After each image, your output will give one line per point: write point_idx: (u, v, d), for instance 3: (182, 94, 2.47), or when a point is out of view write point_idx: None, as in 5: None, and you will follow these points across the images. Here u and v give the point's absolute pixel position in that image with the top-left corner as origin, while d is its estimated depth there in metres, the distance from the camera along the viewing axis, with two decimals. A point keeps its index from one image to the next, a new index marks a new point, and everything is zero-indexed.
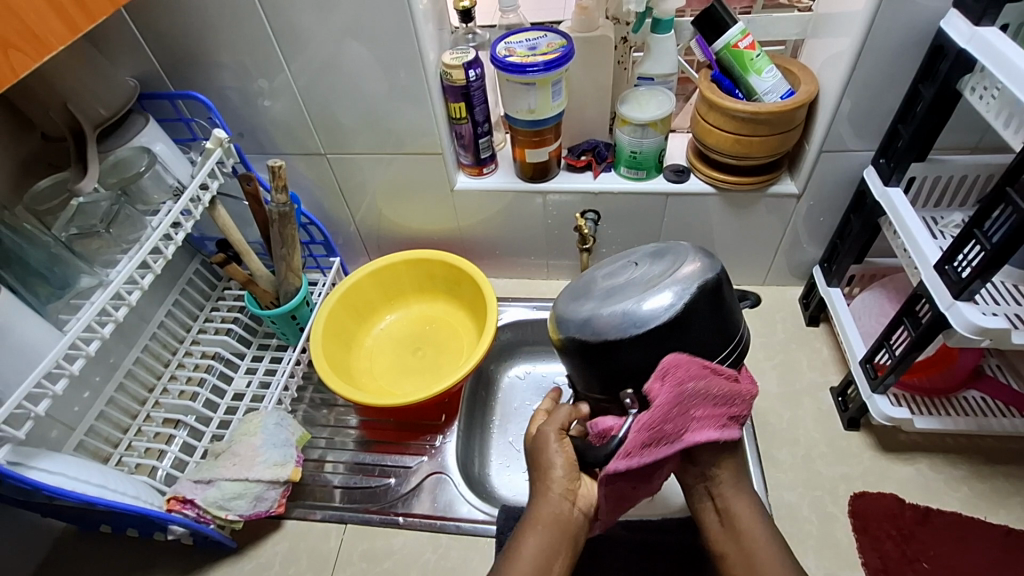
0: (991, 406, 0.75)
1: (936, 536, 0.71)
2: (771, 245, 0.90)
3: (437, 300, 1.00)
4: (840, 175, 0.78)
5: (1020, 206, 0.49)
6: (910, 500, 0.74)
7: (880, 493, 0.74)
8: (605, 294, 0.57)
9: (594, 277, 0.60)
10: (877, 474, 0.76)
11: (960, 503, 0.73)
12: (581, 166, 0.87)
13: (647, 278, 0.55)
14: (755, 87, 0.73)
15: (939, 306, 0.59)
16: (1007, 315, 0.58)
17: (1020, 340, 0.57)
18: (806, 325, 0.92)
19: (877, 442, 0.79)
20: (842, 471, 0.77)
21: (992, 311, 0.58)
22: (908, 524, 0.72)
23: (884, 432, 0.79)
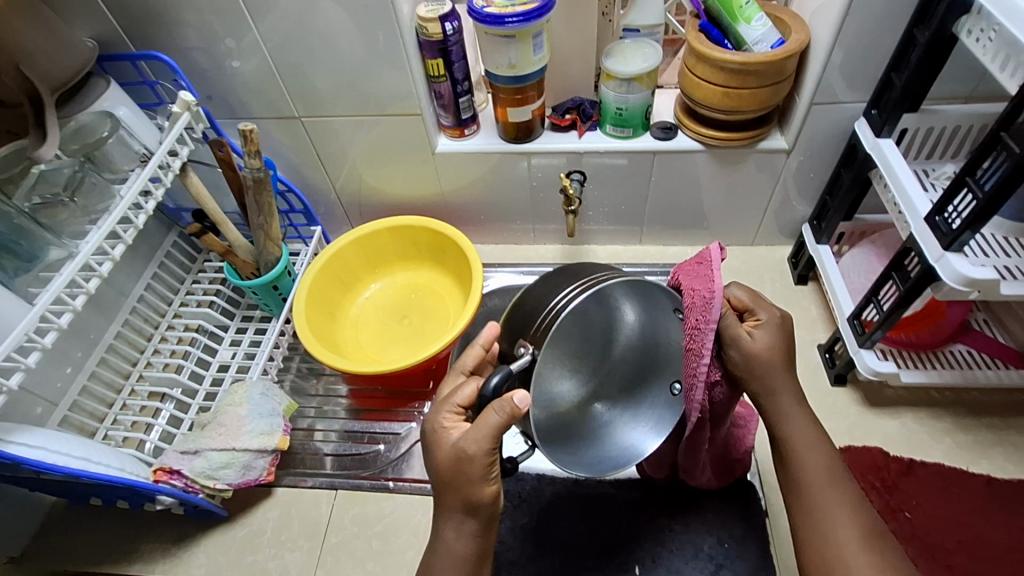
0: (977, 359, 0.74)
1: (919, 487, 0.72)
2: (761, 203, 0.88)
3: (422, 267, 0.98)
4: (831, 128, 0.76)
5: (1015, 151, 0.48)
6: (895, 453, 0.74)
7: (865, 446, 0.75)
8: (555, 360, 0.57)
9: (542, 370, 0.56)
10: (863, 429, 0.76)
11: (943, 455, 0.74)
12: (566, 126, 0.84)
13: (571, 288, 0.52)
14: (744, 38, 0.70)
15: (929, 258, 0.58)
16: (996, 267, 0.57)
17: (1008, 291, 0.56)
18: (795, 284, 0.91)
19: (863, 397, 0.79)
20: (829, 426, 0.77)
21: (982, 263, 0.57)
22: (892, 475, 0.73)
23: (871, 388, 0.79)
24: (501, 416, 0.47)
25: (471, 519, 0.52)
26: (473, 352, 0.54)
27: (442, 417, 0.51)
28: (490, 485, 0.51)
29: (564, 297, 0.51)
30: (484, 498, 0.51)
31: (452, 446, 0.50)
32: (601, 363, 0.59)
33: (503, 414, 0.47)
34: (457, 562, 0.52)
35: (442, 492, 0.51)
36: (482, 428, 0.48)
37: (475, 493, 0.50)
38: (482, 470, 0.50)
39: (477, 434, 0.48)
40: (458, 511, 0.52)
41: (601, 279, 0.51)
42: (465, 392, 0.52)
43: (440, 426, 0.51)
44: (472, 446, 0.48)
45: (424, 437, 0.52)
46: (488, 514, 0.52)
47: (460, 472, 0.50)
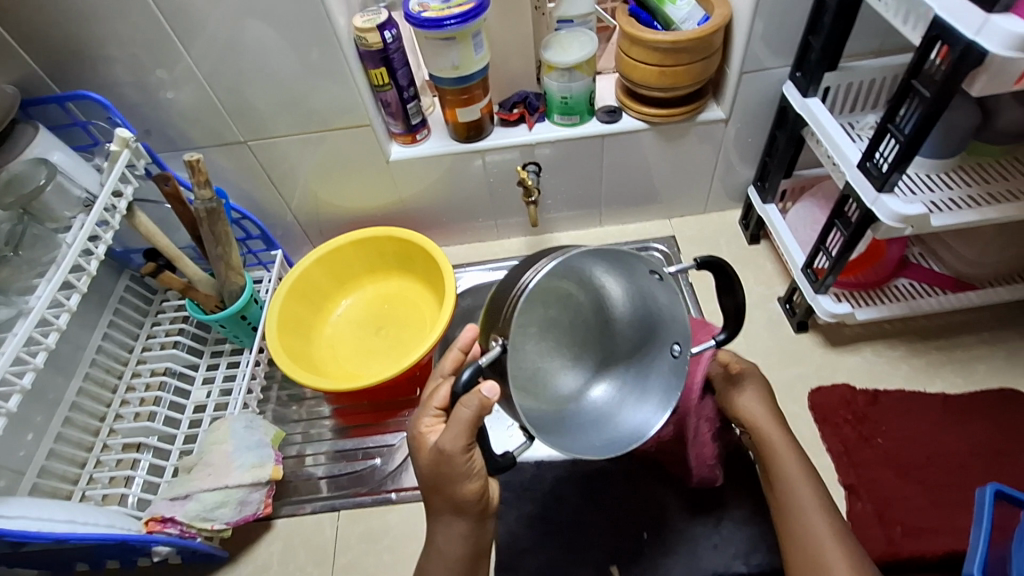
0: (919, 290, 0.81)
1: (886, 414, 0.77)
2: (707, 172, 0.93)
3: (391, 277, 0.98)
4: (762, 94, 0.81)
5: (926, 95, 0.53)
6: (860, 386, 0.80)
7: (833, 385, 0.80)
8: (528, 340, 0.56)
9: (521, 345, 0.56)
10: (829, 368, 0.82)
11: (902, 380, 0.80)
12: (515, 120, 0.85)
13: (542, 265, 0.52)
14: (672, 17, 0.75)
15: (865, 202, 0.63)
16: (924, 203, 0.63)
17: (938, 223, 0.61)
18: (749, 244, 0.97)
19: (825, 339, 0.84)
20: (798, 371, 0.82)
21: (912, 201, 0.63)
22: (860, 407, 0.78)
23: (831, 329, 0.85)
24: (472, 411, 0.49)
25: (461, 516, 0.55)
26: (451, 356, 0.56)
27: (422, 421, 0.54)
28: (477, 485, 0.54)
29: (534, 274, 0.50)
30: (469, 495, 0.53)
31: (430, 447, 0.52)
32: (592, 340, 0.58)
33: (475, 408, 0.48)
34: (447, 560, 0.56)
35: (428, 492, 0.54)
36: (454, 428, 0.49)
37: (457, 491, 0.53)
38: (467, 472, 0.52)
39: (450, 433, 0.50)
40: (447, 509, 0.55)
41: (568, 249, 0.51)
42: (442, 394, 0.54)
43: (419, 429, 0.54)
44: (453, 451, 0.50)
45: (409, 441, 0.55)
46: (473, 513, 0.55)
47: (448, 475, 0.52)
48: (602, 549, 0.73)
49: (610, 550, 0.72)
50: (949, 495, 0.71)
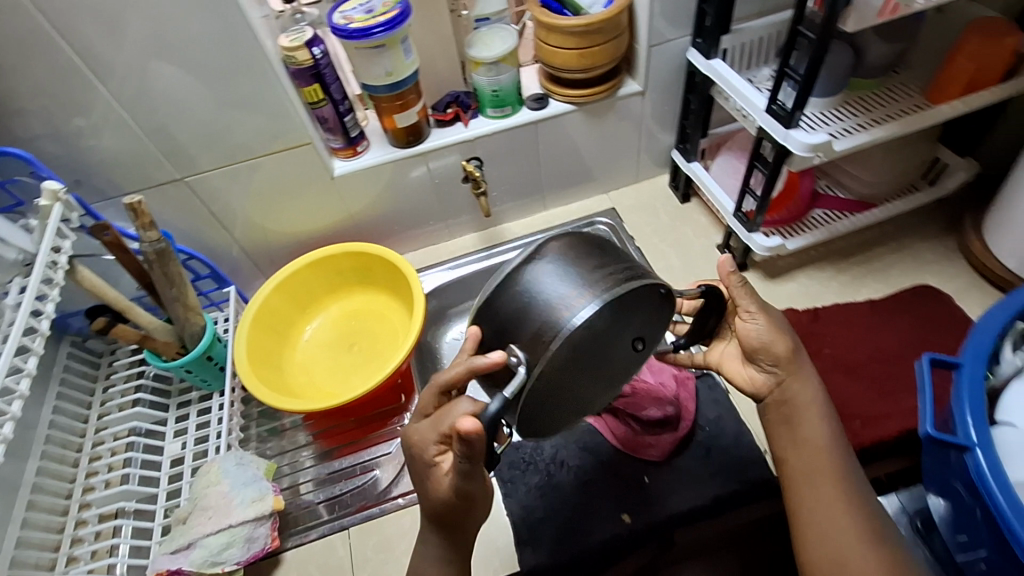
0: (833, 216, 0.91)
1: (828, 327, 0.86)
2: (634, 143, 1.00)
3: (353, 293, 0.98)
4: (671, 64, 0.89)
5: (812, 37, 0.61)
6: (801, 307, 0.89)
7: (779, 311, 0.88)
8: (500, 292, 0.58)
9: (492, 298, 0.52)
10: (772, 298, 0.91)
11: (836, 296, 0.90)
12: (450, 119, 0.89)
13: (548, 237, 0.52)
14: (580, 3, 0.80)
15: (778, 140, 0.71)
16: (827, 132, 0.72)
17: (842, 147, 0.71)
18: (682, 203, 1.04)
19: (764, 273, 0.93)
20: None
21: (816, 131, 0.72)
22: (806, 326, 0.87)
23: (767, 264, 0.94)
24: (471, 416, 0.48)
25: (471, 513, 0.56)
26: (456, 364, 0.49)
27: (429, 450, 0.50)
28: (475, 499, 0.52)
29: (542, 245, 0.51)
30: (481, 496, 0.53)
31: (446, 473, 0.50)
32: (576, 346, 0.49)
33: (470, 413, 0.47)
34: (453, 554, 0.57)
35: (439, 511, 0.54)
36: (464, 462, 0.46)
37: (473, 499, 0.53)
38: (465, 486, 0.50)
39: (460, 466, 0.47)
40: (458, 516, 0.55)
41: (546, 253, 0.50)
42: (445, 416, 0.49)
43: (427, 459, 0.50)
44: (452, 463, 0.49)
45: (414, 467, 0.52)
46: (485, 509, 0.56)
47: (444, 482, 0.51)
48: (609, 502, 0.77)
49: (618, 501, 0.76)
50: (894, 386, 0.80)
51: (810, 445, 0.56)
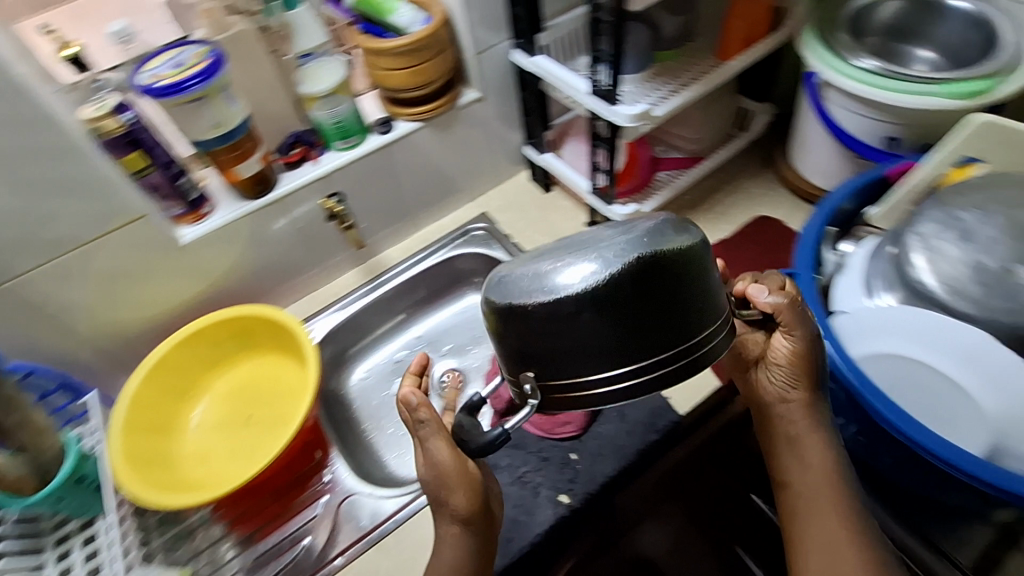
0: (672, 176, 1.01)
1: None
2: (488, 148, 1.03)
3: (238, 363, 0.91)
4: (501, 68, 0.93)
5: (611, 20, 0.67)
6: None
7: None
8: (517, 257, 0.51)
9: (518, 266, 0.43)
10: None
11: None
12: (297, 160, 0.86)
13: (619, 225, 0.43)
14: (399, 24, 0.82)
15: (606, 116, 0.77)
16: (649, 103, 0.79)
17: (662, 113, 0.78)
18: (546, 191, 1.08)
19: None
20: None
21: (639, 103, 0.79)
22: None
23: None
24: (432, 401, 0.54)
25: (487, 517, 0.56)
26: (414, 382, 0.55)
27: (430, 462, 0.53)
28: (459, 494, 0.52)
29: (610, 236, 0.42)
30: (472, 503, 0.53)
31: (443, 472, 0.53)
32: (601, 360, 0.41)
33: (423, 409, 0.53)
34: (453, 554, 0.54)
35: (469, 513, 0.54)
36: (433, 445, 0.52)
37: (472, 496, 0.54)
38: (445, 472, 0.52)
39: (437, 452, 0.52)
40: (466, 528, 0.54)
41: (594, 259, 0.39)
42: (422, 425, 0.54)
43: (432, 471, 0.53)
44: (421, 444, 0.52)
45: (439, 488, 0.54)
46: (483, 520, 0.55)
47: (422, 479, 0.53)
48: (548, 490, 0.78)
49: (555, 485, 0.78)
50: None
51: (813, 467, 0.57)
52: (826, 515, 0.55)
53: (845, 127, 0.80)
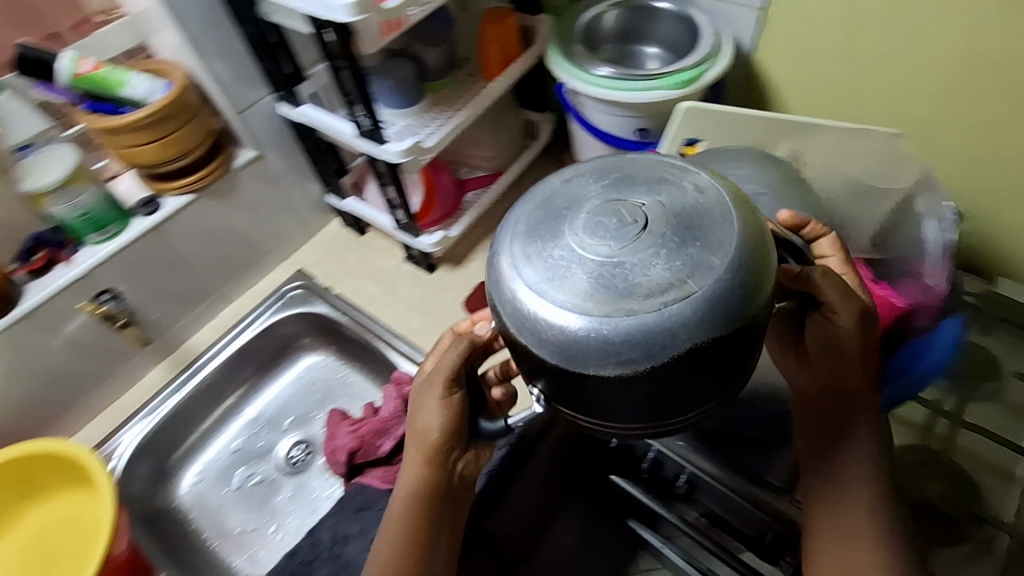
0: (479, 194, 1.03)
1: None
2: (284, 204, 0.97)
3: (20, 515, 0.76)
4: (271, 122, 0.89)
5: (346, 65, 0.67)
6: None
7: (474, 288, 0.93)
8: (540, 202, 0.39)
9: (547, 288, 0.35)
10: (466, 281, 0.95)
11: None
12: (44, 265, 0.76)
13: (681, 271, 0.33)
14: (135, 97, 0.75)
15: (378, 156, 0.76)
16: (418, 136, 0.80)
17: (433, 143, 0.79)
18: (361, 236, 1.03)
19: (451, 263, 0.97)
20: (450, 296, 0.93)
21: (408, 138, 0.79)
22: None
23: (450, 254, 0.99)
24: (482, 351, 0.53)
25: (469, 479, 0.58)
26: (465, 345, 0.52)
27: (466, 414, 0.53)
28: (448, 426, 0.52)
29: (670, 303, 0.33)
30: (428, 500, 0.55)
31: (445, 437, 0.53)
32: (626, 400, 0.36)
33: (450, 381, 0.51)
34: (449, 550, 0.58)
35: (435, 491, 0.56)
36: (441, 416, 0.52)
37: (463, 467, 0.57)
38: (437, 418, 0.52)
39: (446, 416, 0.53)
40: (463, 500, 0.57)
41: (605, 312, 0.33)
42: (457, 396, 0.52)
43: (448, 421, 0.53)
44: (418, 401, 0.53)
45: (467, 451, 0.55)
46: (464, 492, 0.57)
47: (415, 412, 0.53)
48: None
49: None
50: None
51: (850, 460, 0.51)
52: (854, 515, 0.50)
53: (603, 129, 0.87)
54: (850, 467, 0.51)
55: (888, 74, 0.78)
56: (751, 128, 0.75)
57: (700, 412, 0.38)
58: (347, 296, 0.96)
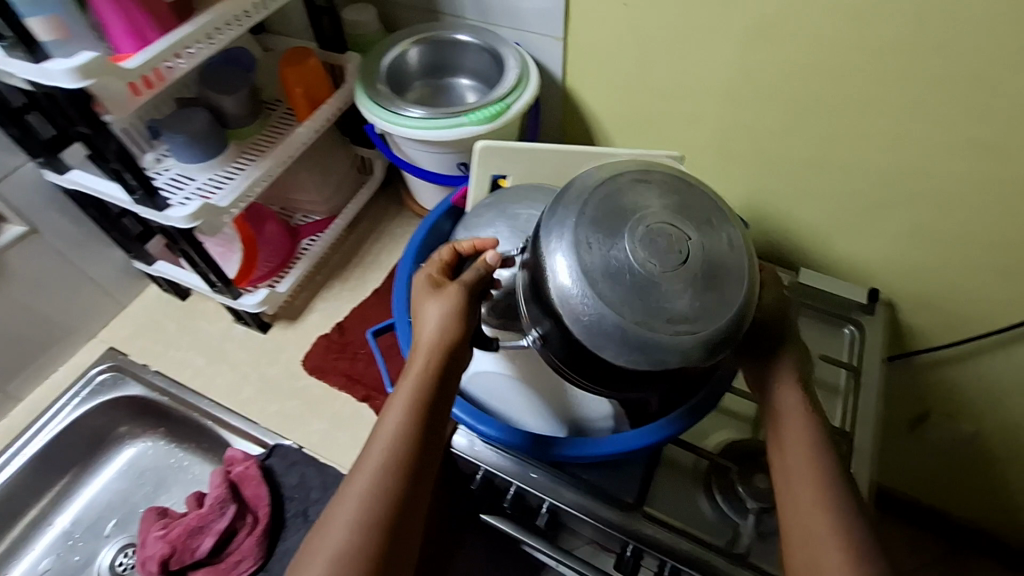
0: (315, 240, 0.96)
1: (356, 331, 0.88)
2: (78, 279, 0.86)
3: None
4: (38, 193, 0.77)
5: (88, 129, 0.59)
6: (328, 329, 0.89)
7: (312, 344, 0.87)
8: (605, 198, 0.52)
9: (598, 278, 0.49)
10: (304, 338, 0.88)
11: (351, 303, 0.92)
12: None
13: (697, 314, 0.49)
14: None
15: (158, 220, 0.68)
16: (206, 197, 0.73)
17: (225, 201, 0.72)
18: (184, 300, 0.92)
19: (287, 319, 0.91)
20: (287, 357, 0.86)
21: (192, 200, 0.72)
22: (339, 341, 0.87)
23: (286, 310, 0.92)
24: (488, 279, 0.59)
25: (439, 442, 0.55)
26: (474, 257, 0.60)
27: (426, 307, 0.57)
28: (442, 330, 0.55)
29: (681, 332, 0.49)
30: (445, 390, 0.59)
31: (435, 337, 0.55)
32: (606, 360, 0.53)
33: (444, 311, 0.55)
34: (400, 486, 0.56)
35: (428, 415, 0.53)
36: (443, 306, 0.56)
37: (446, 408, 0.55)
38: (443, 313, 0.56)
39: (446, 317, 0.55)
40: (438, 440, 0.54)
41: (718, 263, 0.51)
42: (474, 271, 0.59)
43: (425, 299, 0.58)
44: (421, 298, 0.58)
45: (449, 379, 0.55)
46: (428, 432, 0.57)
47: (418, 327, 0.57)
48: None
49: None
50: None
51: (797, 452, 0.59)
52: (804, 497, 0.57)
53: (427, 167, 0.86)
54: (806, 461, 0.58)
55: (682, 97, 0.82)
56: (548, 162, 0.72)
57: (633, 387, 0.58)
58: (168, 372, 0.86)
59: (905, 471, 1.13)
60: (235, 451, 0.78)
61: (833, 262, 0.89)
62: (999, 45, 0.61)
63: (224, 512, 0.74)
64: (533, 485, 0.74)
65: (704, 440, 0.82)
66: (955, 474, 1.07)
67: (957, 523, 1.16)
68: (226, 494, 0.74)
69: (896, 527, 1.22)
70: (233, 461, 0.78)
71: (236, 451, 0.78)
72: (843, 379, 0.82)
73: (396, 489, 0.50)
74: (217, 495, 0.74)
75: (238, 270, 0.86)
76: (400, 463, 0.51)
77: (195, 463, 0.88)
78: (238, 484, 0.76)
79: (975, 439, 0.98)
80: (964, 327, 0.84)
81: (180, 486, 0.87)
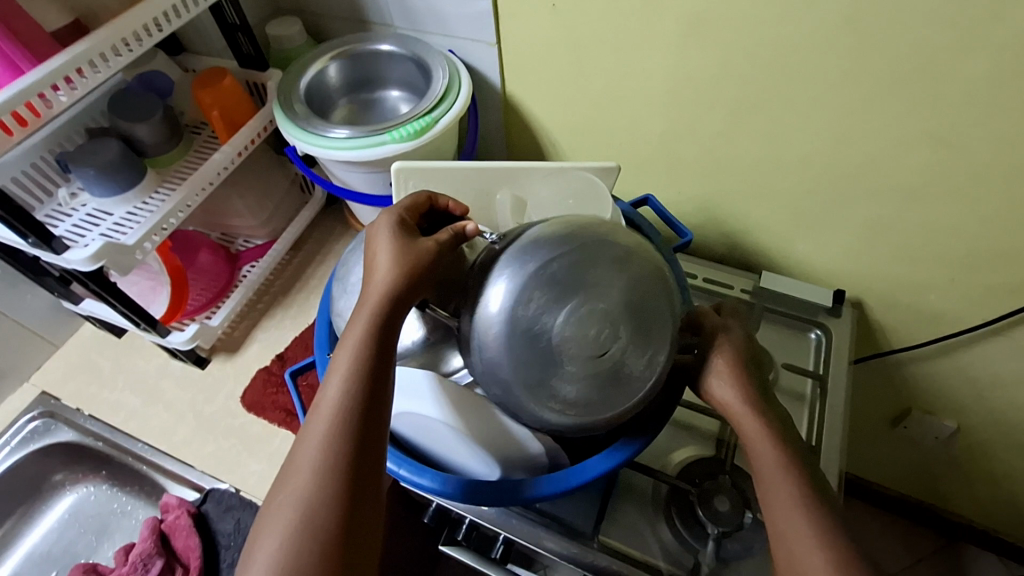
0: (254, 266, 0.91)
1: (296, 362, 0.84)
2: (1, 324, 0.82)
3: None
4: None
5: None
6: (268, 360, 0.85)
7: (251, 378, 0.83)
8: (573, 263, 0.47)
9: (515, 332, 0.46)
10: (242, 371, 0.84)
11: (292, 331, 0.88)
12: None
13: (579, 405, 0.48)
14: None
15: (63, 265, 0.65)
16: (108, 235, 0.70)
17: (133, 240, 0.68)
18: (120, 337, 0.88)
19: (225, 352, 0.87)
20: (223, 394, 0.82)
21: (94, 241, 0.68)
22: (279, 374, 0.83)
23: (224, 343, 0.88)
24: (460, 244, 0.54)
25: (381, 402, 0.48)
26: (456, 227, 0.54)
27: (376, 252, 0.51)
28: (391, 277, 0.49)
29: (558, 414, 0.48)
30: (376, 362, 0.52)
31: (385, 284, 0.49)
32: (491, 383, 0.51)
33: (396, 256, 0.50)
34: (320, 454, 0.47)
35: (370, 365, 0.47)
36: (397, 255, 0.50)
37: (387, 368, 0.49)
38: (401, 261, 0.50)
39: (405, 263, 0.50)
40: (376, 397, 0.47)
41: (644, 358, 0.48)
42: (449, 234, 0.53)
43: (379, 248, 0.51)
44: (374, 241, 0.53)
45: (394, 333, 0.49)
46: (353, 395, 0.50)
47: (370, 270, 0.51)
48: None
49: None
50: None
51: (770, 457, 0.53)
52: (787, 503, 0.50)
53: (358, 187, 0.81)
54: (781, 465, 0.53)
55: (622, 99, 0.77)
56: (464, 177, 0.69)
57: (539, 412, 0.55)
58: (101, 416, 0.83)
59: (888, 467, 1.09)
60: (167, 498, 0.79)
61: (797, 263, 0.84)
62: (946, 31, 0.55)
63: (151, 562, 0.77)
64: (486, 519, 0.68)
65: (663, 460, 0.74)
66: (941, 471, 1.03)
67: (947, 518, 1.12)
68: (154, 545, 0.77)
69: (884, 522, 1.18)
70: (166, 507, 0.79)
71: (170, 497, 0.80)
72: (809, 389, 0.77)
73: (342, 458, 0.44)
74: (146, 546, 0.77)
75: (167, 305, 0.82)
76: (341, 429, 0.45)
77: (136, 508, 0.86)
78: (168, 532, 0.78)
79: (958, 436, 0.93)
80: (937, 325, 0.79)
81: (122, 533, 0.86)
